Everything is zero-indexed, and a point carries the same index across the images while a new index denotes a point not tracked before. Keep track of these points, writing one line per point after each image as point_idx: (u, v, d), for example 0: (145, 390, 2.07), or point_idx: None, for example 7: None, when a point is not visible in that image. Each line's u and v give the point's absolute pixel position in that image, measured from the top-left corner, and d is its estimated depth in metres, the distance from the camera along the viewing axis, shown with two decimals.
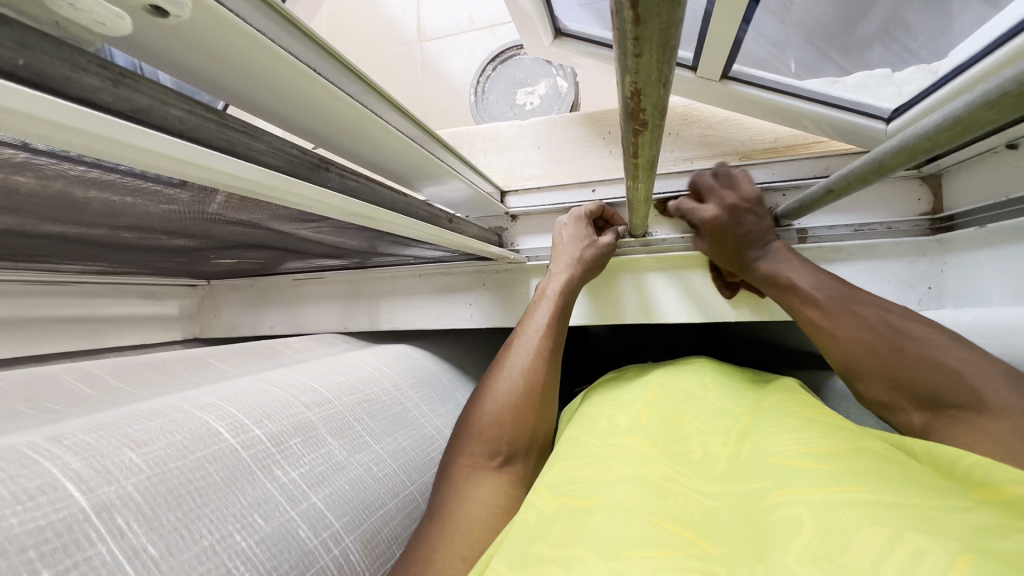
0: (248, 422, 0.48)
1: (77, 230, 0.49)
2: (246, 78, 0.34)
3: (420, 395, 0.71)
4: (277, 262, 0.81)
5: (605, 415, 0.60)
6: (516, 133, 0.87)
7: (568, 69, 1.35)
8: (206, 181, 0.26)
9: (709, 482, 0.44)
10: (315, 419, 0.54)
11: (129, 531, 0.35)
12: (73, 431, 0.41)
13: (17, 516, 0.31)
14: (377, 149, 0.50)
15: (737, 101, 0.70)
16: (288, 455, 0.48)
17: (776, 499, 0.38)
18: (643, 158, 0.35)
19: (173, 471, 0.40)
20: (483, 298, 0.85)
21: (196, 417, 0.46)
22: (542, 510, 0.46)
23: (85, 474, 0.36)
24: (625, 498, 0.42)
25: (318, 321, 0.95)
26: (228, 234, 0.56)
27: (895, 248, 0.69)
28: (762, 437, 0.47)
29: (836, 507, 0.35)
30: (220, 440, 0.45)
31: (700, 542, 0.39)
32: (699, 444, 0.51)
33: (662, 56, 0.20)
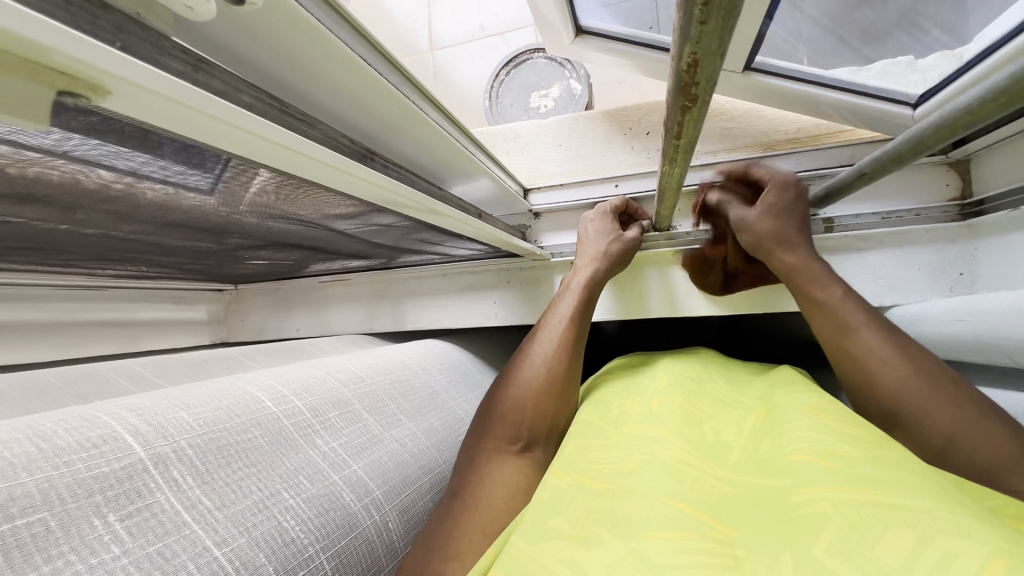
0: (288, 394, 0.49)
1: (128, 229, 0.50)
2: (297, 70, 0.35)
3: (448, 380, 0.72)
4: (305, 262, 0.83)
5: (616, 404, 0.59)
6: (537, 132, 0.88)
7: (581, 71, 1.37)
8: (271, 158, 0.27)
9: (730, 476, 0.44)
10: (351, 394, 0.54)
11: (184, 482, 0.36)
12: (127, 399, 0.42)
13: (85, 461, 0.33)
14: (413, 143, 0.50)
15: (760, 93, 0.71)
16: (328, 427, 0.49)
17: (801, 497, 0.37)
18: (685, 139, 0.35)
19: (223, 431, 0.41)
20: (507, 296, 0.86)
21: (245, 388, 0.47)
22: (558, 488, 0.46)
23: (145, 429, 0.37)
24: (643, 486, 0.42)
25: (343, 322, 0.96)
26: (265, 231, 0.57)
27: (923, 234, 0.69)
28: (784, 428, 0.46)
29: (857, 503, 0.34)
30: (262, 407, 0.46)
31: (720, 526, 0.38)
32: (711, 430, 0.51)
33: (723, 23, 0.20)
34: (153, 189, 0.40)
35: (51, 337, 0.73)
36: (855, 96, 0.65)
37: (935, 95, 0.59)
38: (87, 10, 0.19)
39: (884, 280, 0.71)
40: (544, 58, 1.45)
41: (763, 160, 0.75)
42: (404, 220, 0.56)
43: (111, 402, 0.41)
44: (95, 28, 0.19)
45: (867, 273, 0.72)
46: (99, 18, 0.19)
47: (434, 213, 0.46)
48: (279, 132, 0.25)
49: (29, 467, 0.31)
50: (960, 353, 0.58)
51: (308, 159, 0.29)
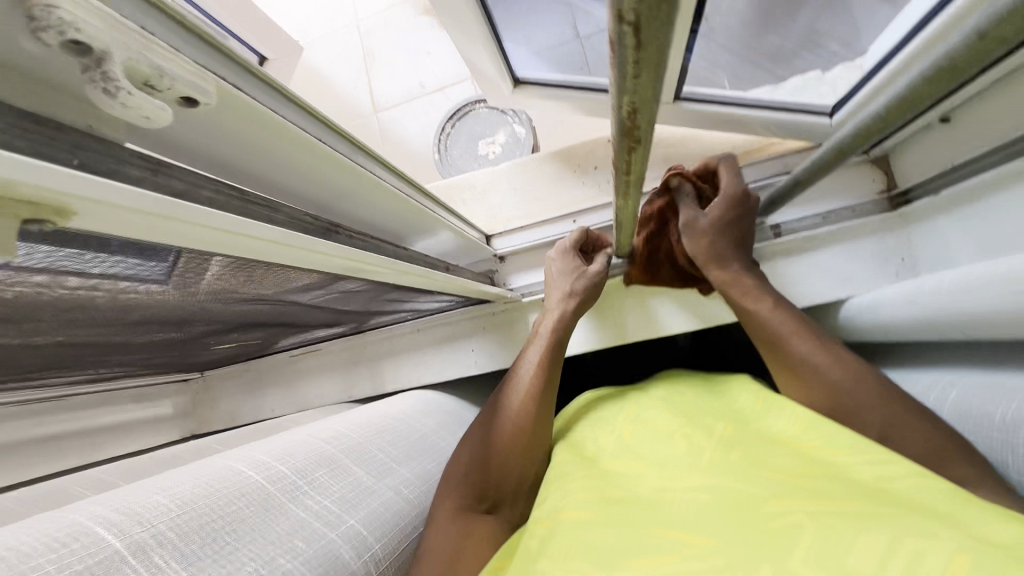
0: (272, 461, 0.47)
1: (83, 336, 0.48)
2: (257, 155, 0.35)
3: (435, 421, 0.71)
4: (275, 339, 0.81)
5: (595, 441, 0.60)
6: (490, 180, 0.90)
7: (523, 115, 1.43)
8: (235, 247, 0.27)
9: (699, 483, 0.46)
10: (336, 451, 0.52)
11: (168, 568, 0.33)
12: (97, 497, 0.39)
13: (58, 562, 0.30)
14: (371, 209, 0.51)
15: (692, 119, 0.76)
16: (316, 486, 0.47)
17: (774, 507, 0.40)
18: (634, 175, 0.37)
19: (203, 508, 0.39)
20: (485, 341, 0.86)
21: (220, 467, 0.45)
22: (541, 533, 0.47)
23: (119, 521, 0.35)
24: (633, 517, 0.44)
25: (320, 394, 0.93)
26: (229, 315, 0.56)
27: (863, 228, 0.74)
28: (751, 449, 0.49)
29: (827, 516, 0.37)
30: (244, 479, 0.44)
31: (695, 538, 0.40)
32: (685, 442, 0.52)
33: (658, 74, 0.22)
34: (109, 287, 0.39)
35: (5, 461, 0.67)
36: (779, 111, 0.71)
37: (849, 102, 0.65)
38: (41, 135, 0.19)
39: (836, 275, 0.75)
40: (486, 107, 1.51)
41: None
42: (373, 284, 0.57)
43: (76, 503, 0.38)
44: (50, 149, 0.19)
45: (820, 271, 0.76)
46: (53, 138, 0.19)
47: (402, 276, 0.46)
48: (243, 224, 0.26)
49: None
50: (918, 333, 0.61)
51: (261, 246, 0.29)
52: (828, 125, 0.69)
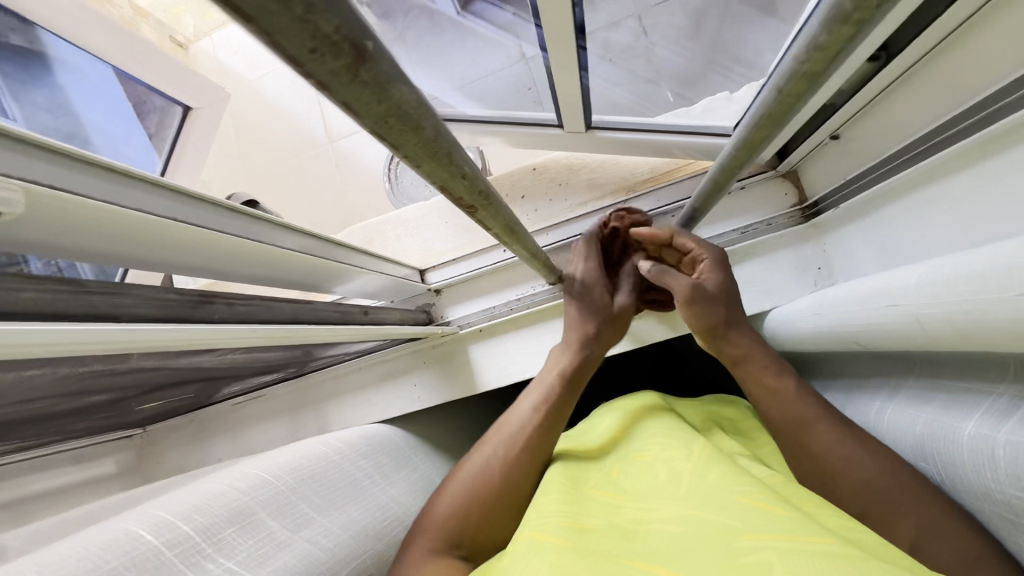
0: (176, 520, 0.46)
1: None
2: (106, 238, 0.36)
3: (370, 463, 0.70)
4: (210, 391, 0.80)
5: (583, 478, 0.62)
6: (423, 215, 0.91)
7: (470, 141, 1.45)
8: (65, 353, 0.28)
9: (675, 512, 0.48)
10: (252, 503, 0.51)
11: None
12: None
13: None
14: (273, 268, 0.53)
15: (607, 145, 0.78)
16: (220, 546, 0.46)
17: (747, 542, 0.40)
18: (500, 226, 0.38)
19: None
20: (426, 376, 0.86)
21: (107, 532, 0.43)
22: (515, 550, 0.49)
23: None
24: (609, 548, 0.46)
25: (266, 441, 0.91)
26: (138, 379, 0.57)
27: (779, 241, 0.77)
28: (726, 475, 0.50)
29: (790, 552, 0.37)
30: (140, 543, 0.42)
31: (670, 570, 0.41)
32: (664, 473, 0.55)
33: (440, 160, 0.23)
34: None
35: None
36: (686, 136, 0.73)
37: None
38: None
39: (759, 288, 0.77)
40: None
41: (628, 202, 0.81)
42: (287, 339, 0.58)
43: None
44: None
45: (743, 284, 0.78)
46: None
47: (297, 333, 0.47)
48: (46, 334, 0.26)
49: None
50: (828, 345, 0.62)
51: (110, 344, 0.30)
52: None
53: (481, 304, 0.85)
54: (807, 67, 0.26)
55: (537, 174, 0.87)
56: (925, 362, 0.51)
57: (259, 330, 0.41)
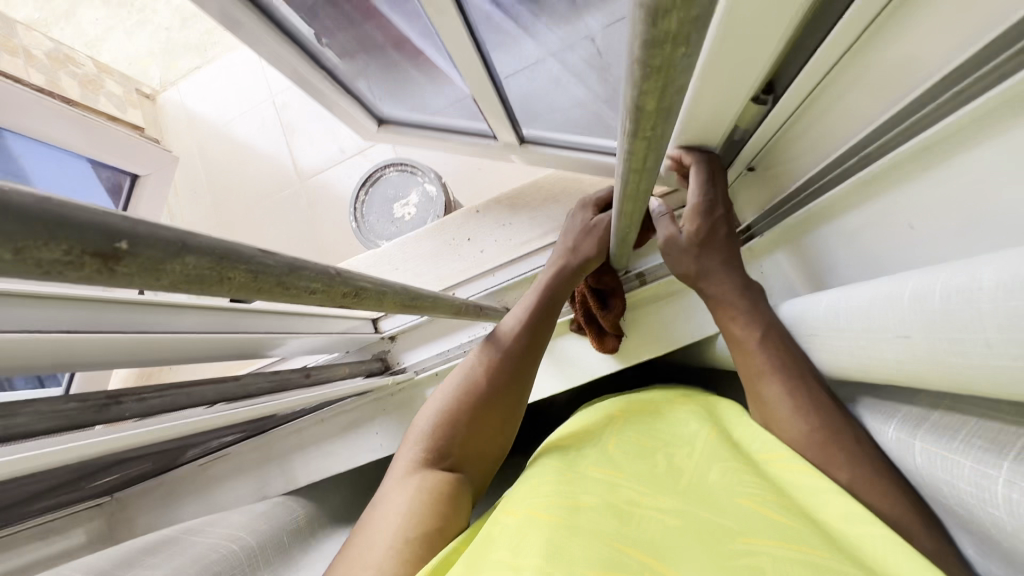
0: None
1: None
2: (6, 360, 0.37)
3: None
4: (169, 459, 0.80)
5: (574, 447, 0.66)
6: (373, 262, 0.93)
7: (431, 175, 1.47)
8: None
9: (672, 504, 0.51)
10: None
11: None
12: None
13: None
14: (206, 351, 0.55)
15: (542, 161, 0.82)
16: None
17: (742, 545, 0.43)
18: (396, 305, 0.39)
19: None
20: (387, 422, 0.87)
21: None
22: (504, 524, 0.51)
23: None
24: (602, 523, 0.49)
25: (236, 499, 0.91)
26: (79, 465, 0.57)
27: None
28: (729, 470, 0.53)
29: (781, 561, 0.40)
30: None
31: (656, 562, 0.44)
32: (666, 461, 0.58)
33: (272, 290, 0.24)
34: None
35: None
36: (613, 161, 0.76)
37: None
38: None
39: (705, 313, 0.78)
40: (396, 170, 1.54)
41: None
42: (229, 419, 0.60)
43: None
44: None
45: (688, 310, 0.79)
46: None
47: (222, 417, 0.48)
48: None
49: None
50: None
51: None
52: None
53: (435, 348, 0.86)
54: (632, 162, 0.27)
55: (481, 215, 0.88)
56: (863, 384, 0.53)
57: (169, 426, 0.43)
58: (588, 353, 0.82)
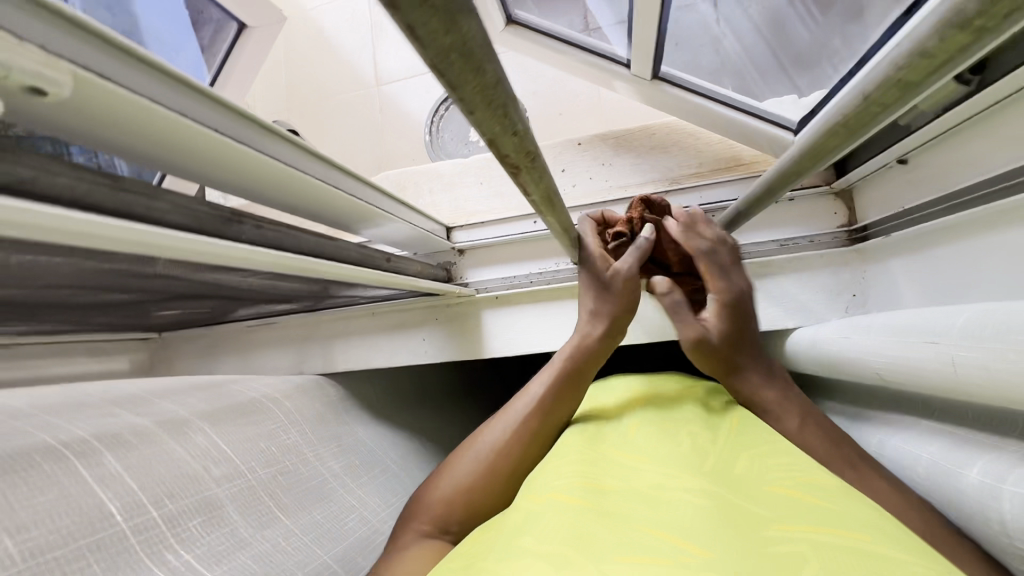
0: (145, 501, 0.46)
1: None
2: (149, 141, 0.36)
3: (341, 464, 0.69)
4: (226, 310, 0.82)
5: (593, 428, 0.62)
6: (458, 172, 0.90)
7: (518, 104, 1.44)
8: (68, 237, 0.29)
9: (693, 482, 0.46)
10: (222, 495, 0.52)
11: None
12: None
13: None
14: (319, 202, 0.53)
15: (668, 104, 0.76)
16: (182, 536, 0.46)
17: (778, 531, 0.39)
18: (539, 194, 0.37)
19: (49, 559, 0.37)
20: (435, 333, 0.87)
21: (76, 468, 0.44)
22: (532, 510, 0.47)
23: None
24: (629, 510, 0.44)
25: (273, 366, 0.94)
26: (160, 286, 0.58)
27: (819, 260, 0.74)
28: (759, 458, 0.50)
29: (829, 544, 0.36)
30: (108, 522, 0.42)
31: (689, 545, 0.39)
32: (688, 444, 0.54)
33: (495, 111, 0.23)
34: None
35: None
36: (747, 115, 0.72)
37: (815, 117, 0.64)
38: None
39: (789, 304, 0.75)
40: None
41: (669, 195, 0.78)
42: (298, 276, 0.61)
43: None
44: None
45: (773, 297, 0.75)
46: None
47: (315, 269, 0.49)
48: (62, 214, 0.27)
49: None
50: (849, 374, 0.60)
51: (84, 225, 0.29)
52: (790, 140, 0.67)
53: (502, 272, 0.84)
54: (904, 75, 0.25)
55: (581, 149, 0.83)
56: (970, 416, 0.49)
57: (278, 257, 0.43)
58: None
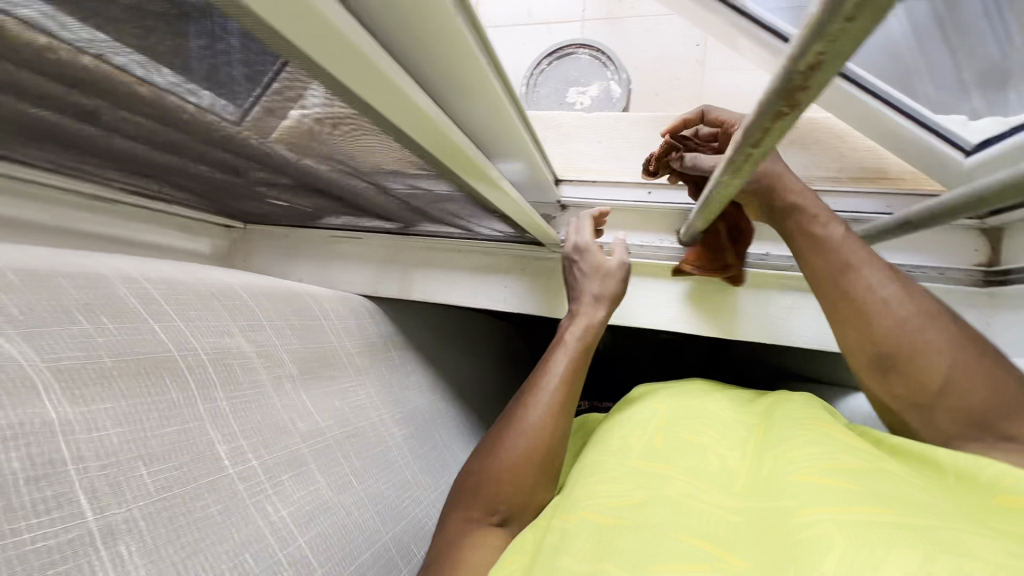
0: (247, 448, 0.46)
1: (134, 275, 0.47)
2: (399, 20, 0.32)
3: (402, 434, 0.68)
4: (322, 214, 0.82)
5: (617, 435, 0.63)
6: (578, 124, 0.87)
7: (625, 75, 1.40)
8: (287, 27, 0.26)
9: (727, 502, 0.48)
10: (308, 450, 0.51)
11: (128, 563, 0.33)
12: (79, 366, 0.37)
13: (30, 492, 0.30)
14: (482, 123, 0.50)
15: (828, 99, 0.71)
16: (278, 490, 0.46)
17: (802, 519, 0.40)
18: (760, 148, 0.34)
19: (175, 497, 0.38)
20: (518, 284, 0.87)
21: (194, 403, 0.44)
22: (567, 528, 0.48)
23: (93, 466, 0.34)
24: (658, 519, 0.45)
25: (347, 281, 0.93)
26: (295, 167, 0.58)
27: (943, 296, 0.70)
28: (783, 449, 0.50)
29: (859, 526, 0.37)
30: (219, 467, 0.42)
31: (727, 556, 0.41)
32: (716, 458, 0.55)
33: (876, 22, 0.19)
34: (127, 68, 0.36)
35: (52, 238, 0.66)
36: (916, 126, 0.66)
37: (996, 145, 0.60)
38: None
39: None
40: (590, 55, 1.46)
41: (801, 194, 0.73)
42: (450, 189, 0.63)
43: (47, 350, 0.36)
44: None
45: None
46: None
47: (468, 162, 0.46)
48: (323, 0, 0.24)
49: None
50: None
51: (321, 33, 0.27)
52: (961, 162, 0.63)
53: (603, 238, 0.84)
54: None
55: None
56: None
57: (452, 135, 0.41)
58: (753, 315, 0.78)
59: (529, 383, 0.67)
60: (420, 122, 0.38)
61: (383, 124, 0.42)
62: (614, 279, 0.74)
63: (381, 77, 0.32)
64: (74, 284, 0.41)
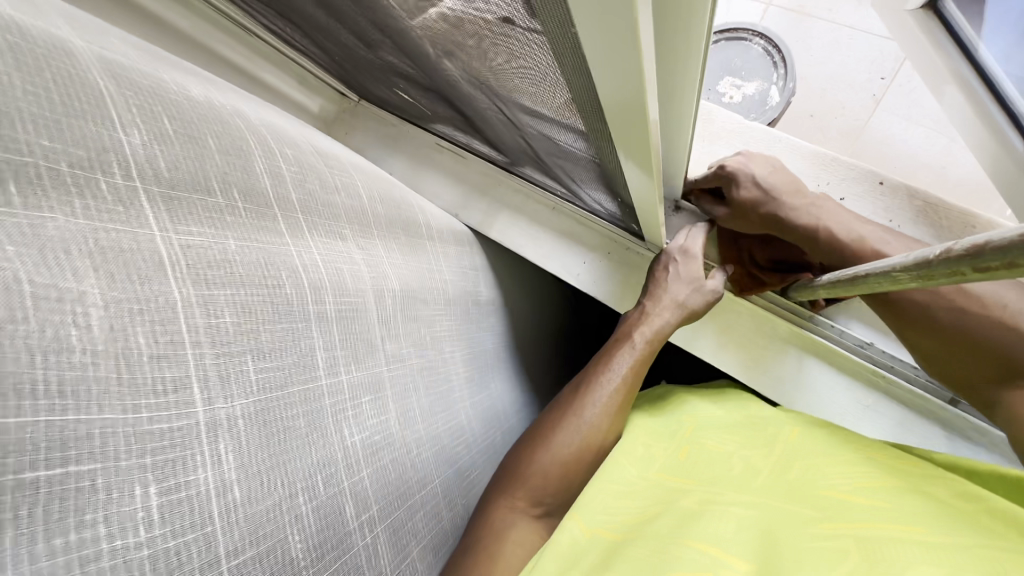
0: (340, 361, 0.42)
1: (271, 146, 0.42)
2: None
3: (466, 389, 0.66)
4: (438, 119, 0.78)
5: (639, 439, 0.59)
6: (732, 129, 0.83)
7: (789, 84, 1.24)
8: None
9: (738, 501, 0.45)
10: (387, 376, 0.48)
11: (224, 462, 0.30)
12: (204, 243, 0.32)
13: (153, 369, 0.27)
14: (668, 105, 0.45)
15: None
16: (357, 411, 0.43)
17: (824, 530, 0.39)
18: (989, 270, 0.28)
19: (275, 400, 0.35)
20: (598, 264, 0.85)
21: (307, 303, 0.39)
22: (576, 538, 0.46)
23: (208, 352, 0.31)
24: (667, 527, 0.42)
25: (434, 195, 0.90)
26: (441, 70, 0.53)
27: None
28: (810, 466, 0.49)
29: (888, 542, 0.36)
30: (315, 377, 0.39)
31: (733, 557, 0.38)
32: (737, 461, 0.51)
33: None
34: None
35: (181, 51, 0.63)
36: None
37: None
38: None
39: None
40: (762, 48, 1.29)
41: None
42: (583, 148, 0.57)
43: (180, 219, 0.31)
44: None
45: None
46: None
47: (647, 146, 0.41)
48: None
49: (85, 359, 0.24)
50: None
51: None
52: None
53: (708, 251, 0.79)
54: None
55: (879, 189, 0.76)
56: None
57: (645, 121, 0.36)
58: (828, 399, 0.72)
59: (585, 377, 0.65)
60: (622, 99, 0.34)
61: (574, 79, 0.37)
62: (700, 298, 0.70)
63: (610, 49, 0.27)
64: (219, 145, 0.36)
